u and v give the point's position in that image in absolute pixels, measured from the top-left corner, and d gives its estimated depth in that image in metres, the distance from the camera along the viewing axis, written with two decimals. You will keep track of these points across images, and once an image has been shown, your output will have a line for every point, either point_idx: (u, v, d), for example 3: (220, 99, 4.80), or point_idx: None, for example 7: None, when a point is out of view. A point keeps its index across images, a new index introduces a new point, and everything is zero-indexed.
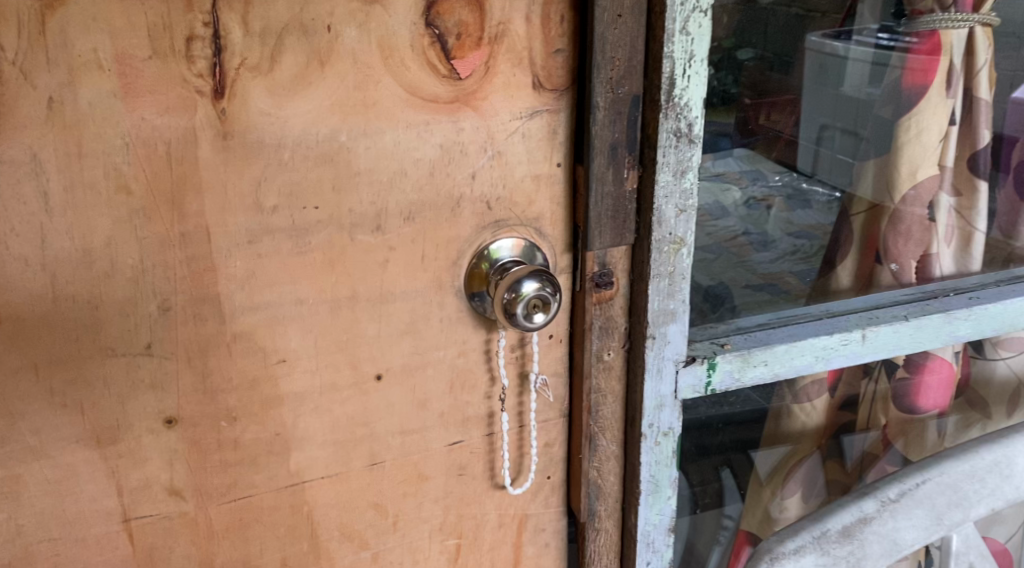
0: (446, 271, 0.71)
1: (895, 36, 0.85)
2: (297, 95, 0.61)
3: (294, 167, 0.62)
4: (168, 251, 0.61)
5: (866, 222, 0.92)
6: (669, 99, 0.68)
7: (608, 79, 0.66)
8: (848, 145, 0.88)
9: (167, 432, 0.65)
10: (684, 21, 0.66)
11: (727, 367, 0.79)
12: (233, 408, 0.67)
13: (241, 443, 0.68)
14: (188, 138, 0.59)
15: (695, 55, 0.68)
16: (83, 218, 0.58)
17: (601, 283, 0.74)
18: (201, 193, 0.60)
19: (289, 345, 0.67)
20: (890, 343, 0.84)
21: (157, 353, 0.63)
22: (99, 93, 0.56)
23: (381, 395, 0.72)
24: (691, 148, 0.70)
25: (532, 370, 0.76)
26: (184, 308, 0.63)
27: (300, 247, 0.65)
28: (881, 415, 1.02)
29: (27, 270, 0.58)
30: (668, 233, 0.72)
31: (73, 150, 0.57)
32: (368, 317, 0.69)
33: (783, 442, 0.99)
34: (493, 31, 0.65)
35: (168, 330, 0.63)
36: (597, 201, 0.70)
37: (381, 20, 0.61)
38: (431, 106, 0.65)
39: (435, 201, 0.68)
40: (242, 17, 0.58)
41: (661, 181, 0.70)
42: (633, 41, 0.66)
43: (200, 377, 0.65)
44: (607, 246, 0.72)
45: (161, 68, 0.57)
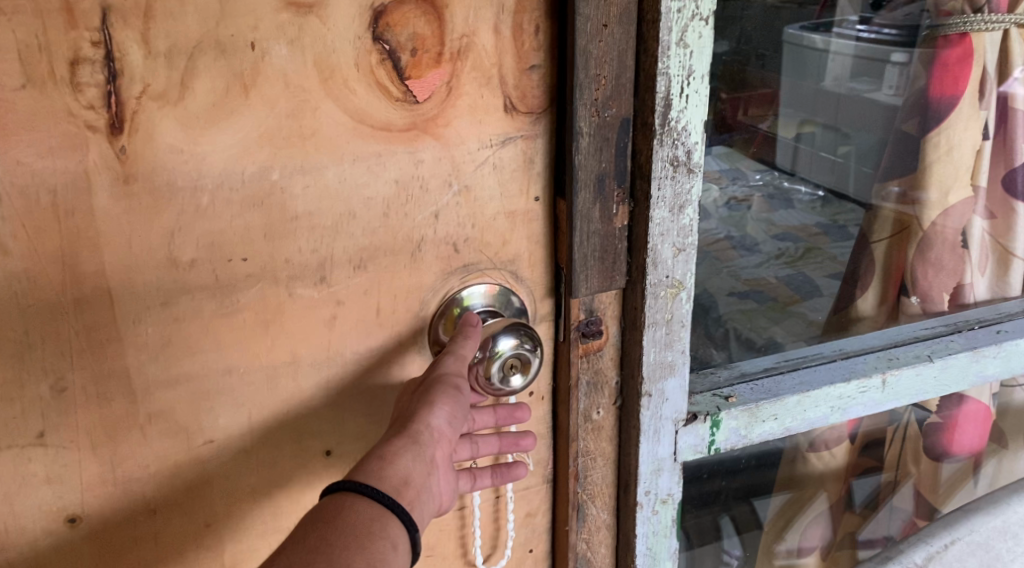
0: (406, 325, 0.60)
1: (875, 28, 0.79)
2: (216, 126, 0.50)
3: (215, 214, 0.51)
4: (60, 320, 0.50)
5: (890, 250, 0.82)
6: (664, 122, 0.57)
7: (593, 100, 0.56)
8: (830, 141, 0.81)
9: (70, 532, 0.55)
10: (682, 31, 0.56)
11: (732, 424, 0.67)
12: (152, 500, 0.56)
13: (162, 539, 0.57)
14: (79, 185, 0.48)
15: (694, 71, 0.57)
16: None
17: (588, 332, 0.63)
18: (98, 250, 0.49)
19: (217, 423, 0.56)
20: (913, 387, 0.73)
21: (52, 442, 0.52)
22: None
23: (332, 473, 0.61)
24: (691, 178, 0.60)
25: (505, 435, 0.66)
26: (84, 388, 0.52)
27: (227, 307, 0.54)
28: (911, 466, 0.93)
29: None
30: (665, 276, 0.61)
31: None
32: (314, 385, 0.58)
33: (788, 489, 0.87)
34: (454, 45, 0.54)
35: (65, 415, 0.52)
36: (582, 241, 0.60)
37: (317, 34, 0.51)
38: (383, 135, 0.55)
39: (391, 246, 0.58)
40: (141, 34, 0.46)
41: (656, 217, 0.59)
42: (621, 55, 0.56)
43: (107, 466, 0.54)
44: (595, 293, 0.62)
45: (39, 100, 0.46)
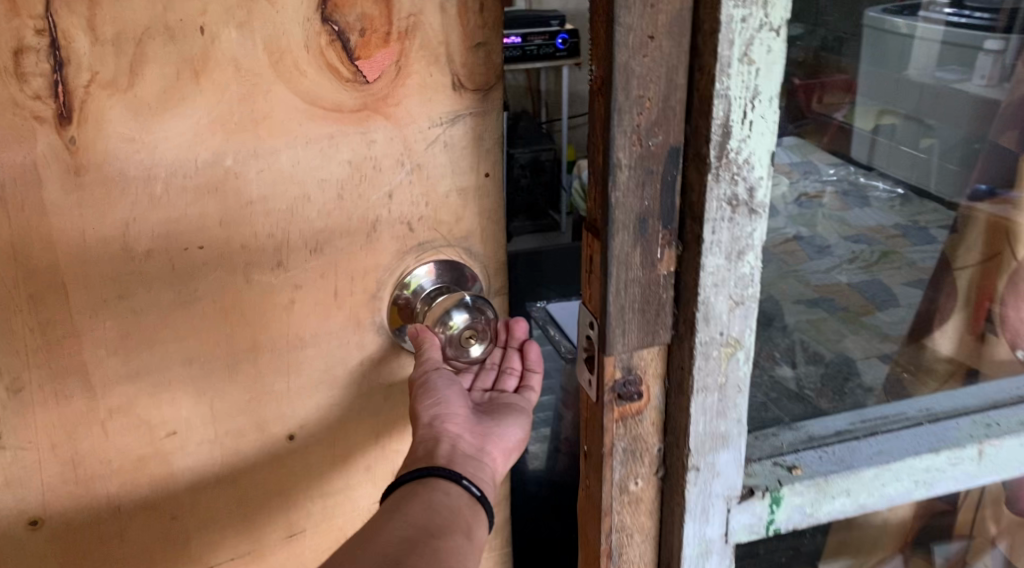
0: (364, 306, 0.60)
1: (965, 10, 0.65)
2: (167, 113, 0.49)
3: (169, 203, 0.50)
4: (14, 318, 0.49)
5: (977, 277, 0.70)
6: (720, 157, 0.45)
7: (635, 128, 0.44)
8: (910, 134, 0.65)
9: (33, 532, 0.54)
10: (746, 46, 0.44)
11: (797, 502, 0.56)
12: (115, 496, 0.55)
13: (127, 536, 0.57)
14: (29, 177, 0.46)
15: (760, 92, 0.45)
16: None
17: (625, 394, 0.51)
18: (51, 244, 0.48)
19: (179, 414, 0.55)
20: (1016, 460, 0.60)
21: (9, 444, 0.51)
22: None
23: (296, 457, 0.61)
24: (752, 221, 0.48)
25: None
26: (42, 386, 0.51)
27: (185, 297, 0.53)
28: (989, 523, 0.75)
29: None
30: (719, 333, 0.50)
31: None
32: (275, 371, 0.58)
33: (847, 551, 0.70)
34: (402, 25, 0.54)
35: (23, 415, 0.51)
36: (620, 291, 0.48)
37: (266, 18, 0.50)
38: (334, 117, 0.54)
39: (347, 227, 0.57)
40: (87, 21, 0.45)
41: (711, 266, 0.48)
42: (671, 72, 0.44)
43: (68, 465, 0.53)
44: (632, 351, 0.50)
45: None
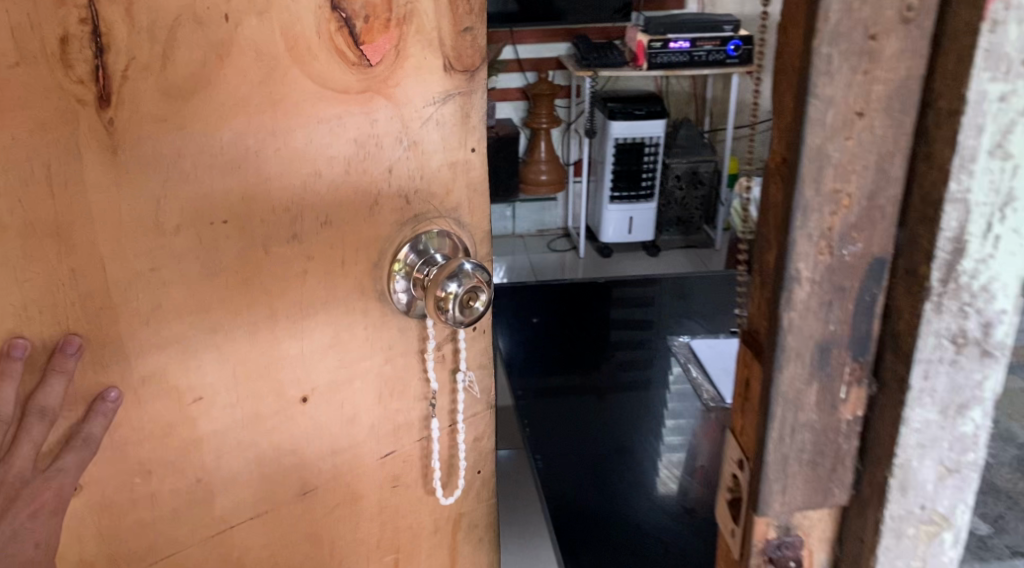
0: (366, 275, 0.65)
1: None
2: (196, 95, 0.52)
3: (198, 179, 0.54)
4: (58, 293, 0.51)
5: None
6: (945, 279, 0.46)
7: (826, 232, 0.46)
8: None
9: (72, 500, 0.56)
10: (997, 135, 0.43)
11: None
12: (147, 461, 0.59)
13: (159, 498, 0.60)
14: (71, 157, 0.49)
15: (1010, 195, 0.45)
16: None
17: (778, 555, 0.55)
18: (90, 220, 0.51)
19: (205, 380, 0.59)
20: None
21: (52, 414, 0.53)
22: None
23: (308, 417, 0.66)
24: (984, 365, 0.49)
25: (461, 368, 0.72)
26: (82, 357, 0.53)
27: (211, 269, 0.57)
28: None
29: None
30: (918, 506, 0.52)
31: None
32: (289, 336, 0.62)
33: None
34: (400, 12, 0.59)
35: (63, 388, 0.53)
36: (794, 435, 0.50)
37: (284, 7, 0.54)
38: (343, 99, 0.59)
39: (352, 200, 0.62)
40: (125, 9, 0.48)
41: (905, 416, 0.49)
42: (880, 160, 0.44)
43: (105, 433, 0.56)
44: (791, 511, 0.53)
45: (31, 76, 0.46)
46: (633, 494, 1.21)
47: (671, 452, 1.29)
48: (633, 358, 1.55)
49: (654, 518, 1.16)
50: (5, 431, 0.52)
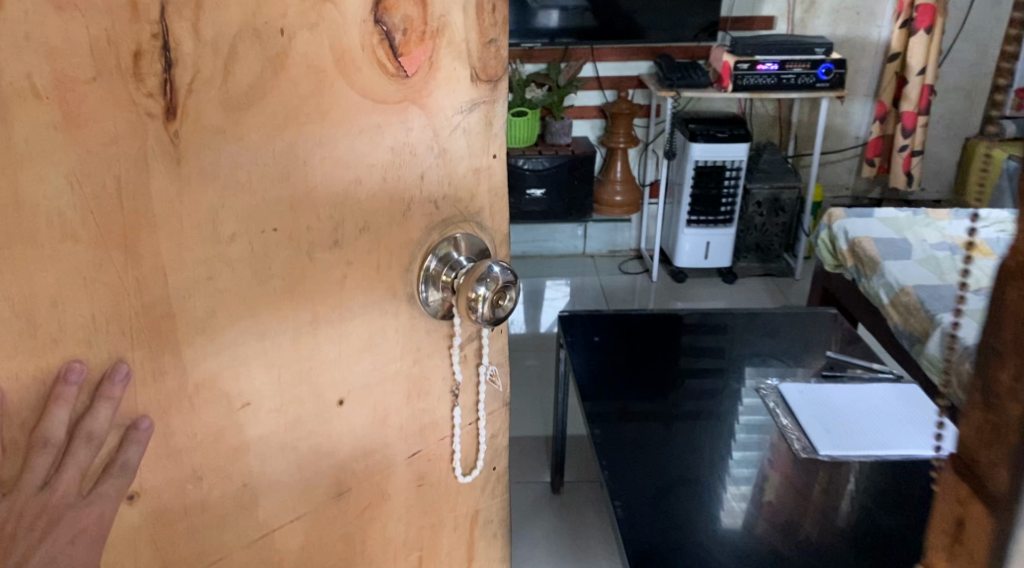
0: (399, 278, 0.67)
1: None
2: (253, 106, 0.53)
3: (252, 188, 0.55)
4: (123, 303, 0.51)
5: None
6: None
7: None
8: None
9: (129, 509, 0.57)
10: None
11: None
12: (199, 466, 0.60)
13: (208, 504, 0.61)
14: (140, 169, 0.49)
15: None
16: (24, 276, 0.47)
17: None
18: (156, 231, 0.51)
19: (253, 387, 0.60)
20: None
21: (115, 424, 0.54)
22: (35, 127, 0.45)
23: (344, 419, 0.67)
24: None
25: (483, 362, 0.76)
26: (143, 367, 0.54)
27: (261, 276, 0.58)
28: None
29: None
30: None
31: (8, 202, 0.45)
32: (330, 340, 0.64)
33: None
34: (434, 25, 0.62)
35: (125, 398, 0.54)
36: None
37: (334, 20, 0.56)
38: (381, 108, 0.61)
39: (389, 207, 0.64)
40: (193, 25, 0.49)
41: None
42: None
43: (162, 440, 0.57)
44: None
45: (106, 89, 0.47)
46: (703, 525, 1.35)
47: (738, 484, 1.44)
48: (703, 390, 1.72)
49: (726, 555, 1.29)
50: (50, 459, 0.52)
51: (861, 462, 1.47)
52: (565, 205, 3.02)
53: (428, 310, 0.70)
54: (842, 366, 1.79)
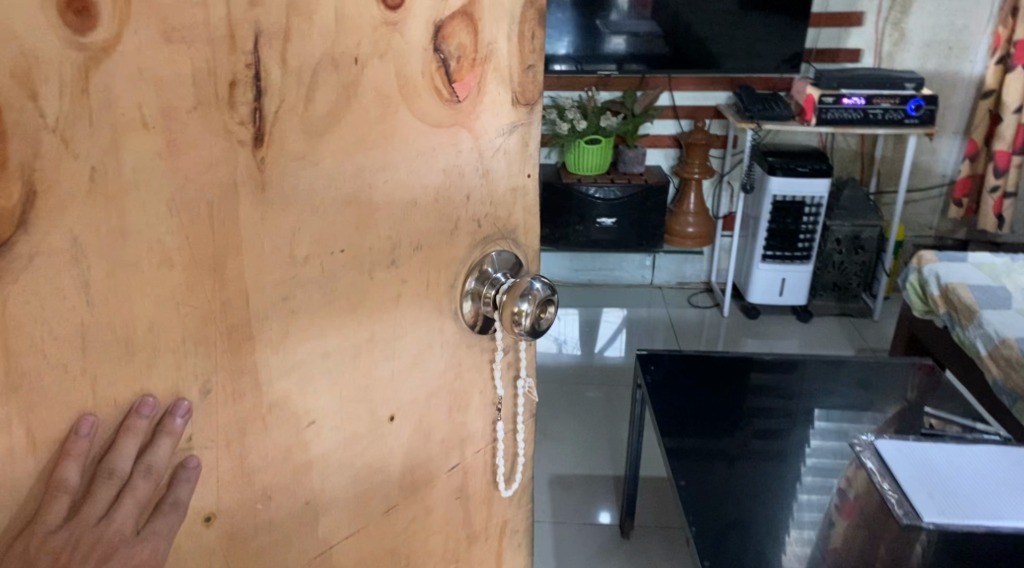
0: (444, 295, 0.73)
1: None
2: (328, 131, 0.59)
3: (323, 213, 0.61)
4: (211, 324, 0.57)
5: None
6: None
7: None
8: None
9: (206, 530, 0.62)
10: None
11: None
12: (269, 487, 0.65)
13: (276, 522, 0.66)
14: (229, 196, 0.55)
15: None
16: (126, 301, 0.52)
17: None
18: (241, 255, 0.57)
19: (317, 405, 0.66)
20: None
21: (198, 444, 0.59)
22: (144, 154, 0.50)
23: (395, 435, 0.73)
24: None
25: (522, 373, 0.81)
26: (224, 387, 0.59)
27: (328, 294, 0.64)
28: None
29: (60, 374, 0.51)
30: None
31: (116, 227, 0.50)
32: (384, 356, 0.70)
33: None
34: (483, 52, 0.68)
35: (207, 414, 0.59)
36: None
37: (399, 50, 0.62)
38: (437, 131, 0.67)
39: (438, 226, 0.70)
40: (280, 54, 0.55)
41: None
42: None
43: (238, 461, 0.62)
44: None
45: (204, 118, 0.52)
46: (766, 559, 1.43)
47: (804, 527, 1.50)
48: (764, 428, 1.77)
49: None
50: (112, 491, 0.56)
51: (965, 534, 1.40)
52: (636, 234, 3.01)
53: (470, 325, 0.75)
54: (917, 412, 1.82)
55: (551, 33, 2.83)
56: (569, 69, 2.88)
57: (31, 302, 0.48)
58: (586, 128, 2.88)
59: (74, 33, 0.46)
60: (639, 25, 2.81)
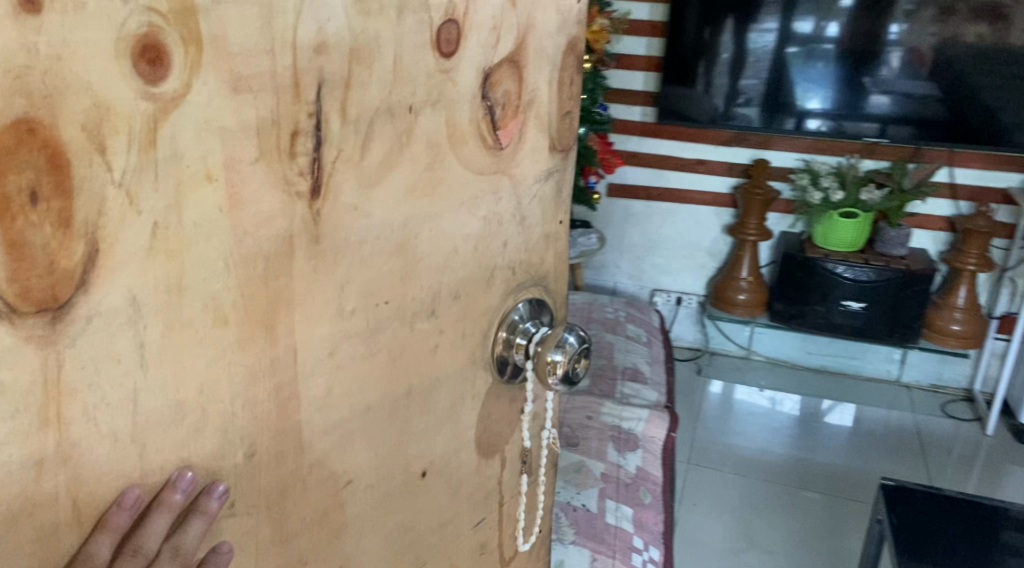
0: (478, 345, 0.68)
1: None
2: (381, 181, 0.53)
3: (373, 262, 0.55)
4: (259, 384, 0.51)
5: None
6: None
7: None
8: None
9: None
10: None
11: None
12: (305, 551, 0.58)
13: None
14: (285, 251, 0.49)
15: None
16: (178, 364, 0.45)
17: None
18: (292, 308, 0.51)
19: (355, 463, 0.60)
20: None
21: (239, 510, 0.52)
22: (205, 209, 0.44)
23: (424, 492, 0.68)
24: None
25: (548, 427, 0.79)
26: (268, 448, 0.53)
27: (371, 348, 0.58)
28: None
29: (110, 445, 0.43)
30: None
31: (174, 284, 0.44)
32: (419, 412, 0.64)
33: None
34: (526, 99, 0.63)
35: (251, 478, 0.52)
36: None
37: (450, 100, 0.56)
38: (479, 179, 0.61)
39: (476, 275, 0.64)
40: (341, 105, 0.49)
41: None
42: None
43: (278, 524, 0.55)
44: None
45: (266, 171, 0.46)
46: None
47: None
48: None
49: None
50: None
51: None
52: (886, 325, 2.61)
53: (498, 378, 0.71)
54: None
55: (804, 87, 2.52)
56: (822, 127, 2.54)
57: (86, 367, 0.41)
58: (843, 199, 2.56)
59: (144, 83, 0.40)
60: (914, 85, 2.43)
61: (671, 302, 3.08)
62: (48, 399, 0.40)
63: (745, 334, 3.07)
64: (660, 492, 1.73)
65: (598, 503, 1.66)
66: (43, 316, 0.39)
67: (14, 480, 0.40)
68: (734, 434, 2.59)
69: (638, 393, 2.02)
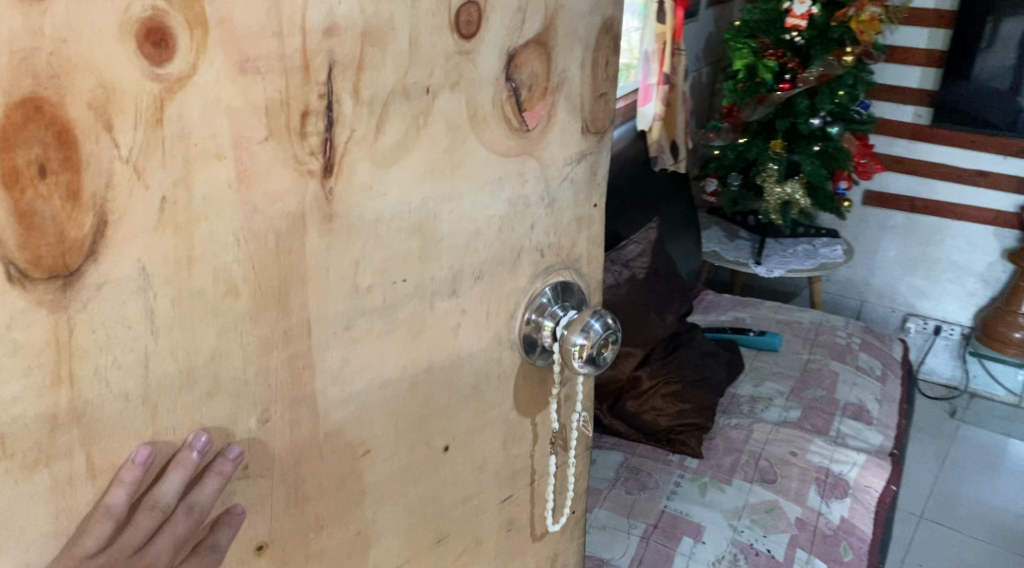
0: (504, 325, 0.68)
1: None
2: (397, 162, 0.54)
3: (389, 240, 0.56)
4: (271, 354, 0.53)
5: None
6: None
7: None
8: None
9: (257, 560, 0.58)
10: None
11: None
12: (321, 517, 0.61)
13: (326, 554, 0.62)
14: (296, 227, 0.50)
15: None
16: (188, 332, 0.48)
17: None
18: (305, 284, 0.52)
19: (373, 434, 0.62)
20: None
21: (253, 473, 0.55)
22: (213, 185, 0.46)
23: (447, 466, 0.69)
24: None
25: (577, 408, 0.80)
26: (283, 415, 0.55)
27: (389, 324, 0.59)
28: None
29: (122, 404, 0.46)
30: None
31: (183, 256, 0.46)
32: (442, 388, 0.66)
33: None
34: (555, 81, 0.63)
35: (265, 443, 0.55)
36: None
37: (472, 81, 0.57)
38: (504, 160, 0.62)
39: (500, 257, 0.65)
40: (353, 85, 0.50)
41: None
42: None
43: (292, 489, 0.58)
44: None
45: (276, 150, 0.48)
46: None
47: None
48: None
49: None
50: (152, 523, 0.50)
51: None
52: None
53: (523, 357, 0.72)
54: None
55: None
56: None
57: (97, 331, 0.44)
58: None
59: (150, 64, 0.42)
60: None
61: (926, 330, 3.00)
62: (59, 359, 0.43)
63: (1017, 381, 2.85)
64: (863, 554, 1.60)
65: (787, 551, 1.54)
66: (54, 281, 0.42)
67: (28, 433, 0.43)
68: (984, 494, 2.45)
69: (858, 435, 1.91)
